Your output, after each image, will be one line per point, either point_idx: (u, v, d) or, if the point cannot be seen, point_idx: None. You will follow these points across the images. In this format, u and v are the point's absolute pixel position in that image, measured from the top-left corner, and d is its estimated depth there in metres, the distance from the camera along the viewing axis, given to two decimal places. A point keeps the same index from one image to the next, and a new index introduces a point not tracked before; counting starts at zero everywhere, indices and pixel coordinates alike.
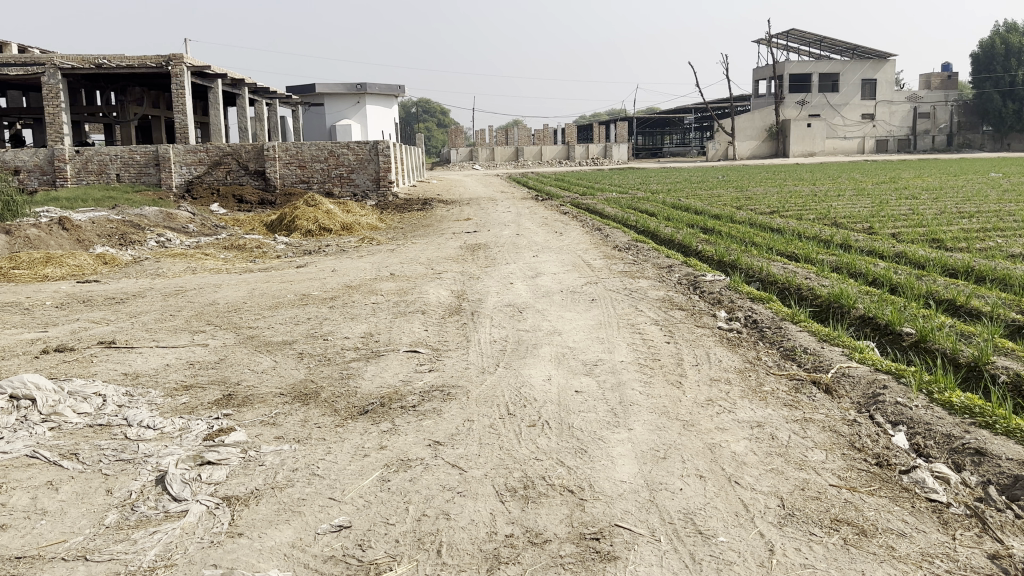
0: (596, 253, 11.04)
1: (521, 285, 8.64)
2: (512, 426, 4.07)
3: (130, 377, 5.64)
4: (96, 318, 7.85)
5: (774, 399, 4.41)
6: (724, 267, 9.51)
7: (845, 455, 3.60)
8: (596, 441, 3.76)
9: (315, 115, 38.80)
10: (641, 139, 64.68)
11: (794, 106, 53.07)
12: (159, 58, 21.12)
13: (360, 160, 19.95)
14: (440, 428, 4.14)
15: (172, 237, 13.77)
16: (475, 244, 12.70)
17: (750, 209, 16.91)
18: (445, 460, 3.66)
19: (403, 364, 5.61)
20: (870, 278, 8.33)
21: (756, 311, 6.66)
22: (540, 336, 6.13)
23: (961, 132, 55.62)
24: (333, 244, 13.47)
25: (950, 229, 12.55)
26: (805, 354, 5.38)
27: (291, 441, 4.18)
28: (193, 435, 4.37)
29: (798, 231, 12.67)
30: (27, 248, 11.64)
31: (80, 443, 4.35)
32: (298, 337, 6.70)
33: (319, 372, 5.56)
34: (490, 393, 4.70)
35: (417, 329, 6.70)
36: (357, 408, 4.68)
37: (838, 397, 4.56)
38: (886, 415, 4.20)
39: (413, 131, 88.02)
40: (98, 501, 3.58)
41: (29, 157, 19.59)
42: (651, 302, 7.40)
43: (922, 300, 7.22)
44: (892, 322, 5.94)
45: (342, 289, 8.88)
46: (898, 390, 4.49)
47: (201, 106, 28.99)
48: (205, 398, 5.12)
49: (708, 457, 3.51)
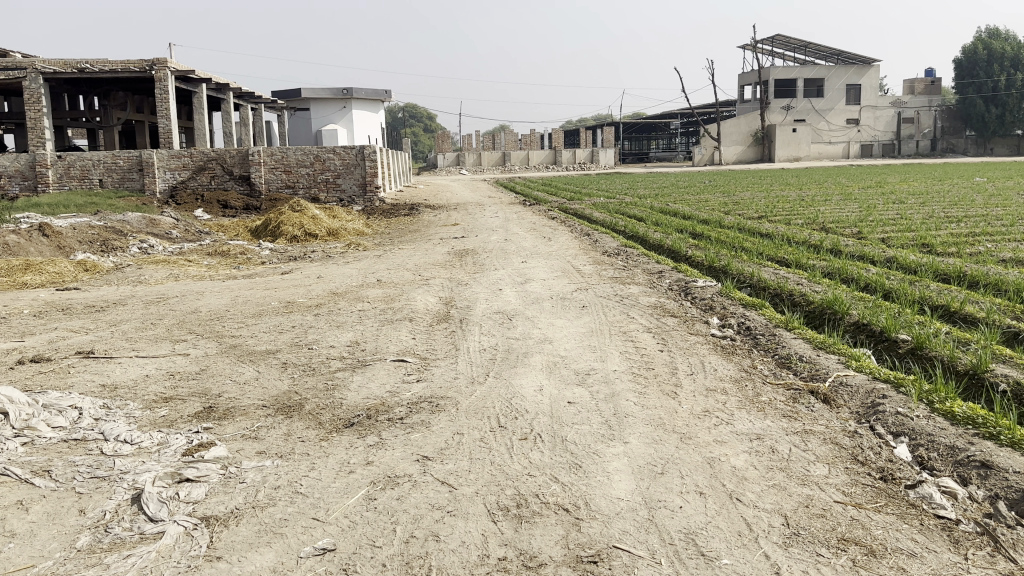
0: (586, 259, 10.93)
1: (510, 291, 8.51)
2: (503, 439, 3.93)
3: (108, 389, 5.46)
4: (75, 327, 7.65)
5: (772, 409, 4.29)
6: (715, 273, 9.41)
7: (849, 470, 3.48)
8: (591, 456, 3.63)
9: (301, 119, 38.57)
10: (628, 145, 64.85)
11: (779, 111, 53.35)
12: (142, 62, 20.87)
13: (346, 165, 19.79)
14: (428, 442, 3.99)
15: (155, 244, 13.55)
16: (464, 250, 12.54)
17: (738, 214, 16.87)
18: (434, 476, 3.52)
19: (390, 374, 5.46)
20: (862, 284, 8.25)
21: (750, 317, 6.55)
22: (530, 344, 6.00)
23: (945, 137, 56.44)
24: (319, 250, 13.29)
25: (940, 234, 12.53)
26: (801, 362, 5.27)
27: (273, 456, 4.02)
28: (171, 450, 4.21)
29: (788, 236, 12.61)
30: (6, 255, 11.41)
31: (53, 459, 4.18)
32: (282, 346, 6.53)
33: (303, 383, 5.39)
34: (480, 404, 4.56)
35: (404, 337, 6.55)
36: (343, 420, 4.53)
37: (836, 407, 4.45)
38: (888, 426, 4.09)
39: (398, 136, 88.21)
40: (69, 522, 3.41)
41: (9, 162, 19.30)
42: (642, 308, 7.29)
43: (916, 305, 7.14)
44: (888, 328, 5.85)
45: (328, 296, 8.73)
46: (899, 400, 4.39)
47: (186, 111, 28.74)
48: (185, 411, 4.95)
49: (707, 472, 3.39)
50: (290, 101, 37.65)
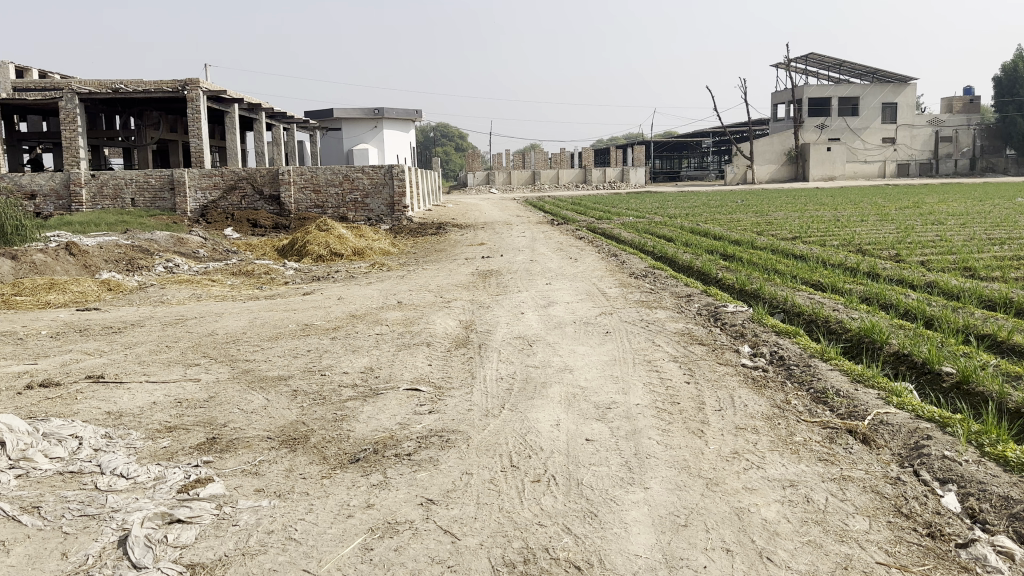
0: (612, 281, 10.68)
1: (532, 315, 8.25)
2: (514, 482, 3.66)
3: (113, 417, 5.28)
4: (89, 350, 7.51)
5: (807, 452, 3.97)
6: (747, 296, 9.10)
7: (892, 524, 3.17)
8: (608, 503, 3.35)
9: (332, 139, 38.81)
10: (660, 164, 64.52)
11: (814, 130, 52.78)
12: (175, 83, 21.05)
13: (375, 184, 19.65)
14: (434, 483, 3.73)
15: (181, 263, 13.50)
16: (488, 270, 12.32)
17: (771, 234, 16.52)
18: (438, 524, 3.26)
19: (401, 404, 5.21)
20: (901, 309, 7.88)
21: (783, 346, 6.23)
22: (550, 373, 5.72)
23: (985, 156, 55.21)
24: (343, 270, 13.15)
25: (982, 257, 12.03)
26: (838, 398, 4.94)
27: (271, 495, 3.79)
28: (167, 485, 4.01)
29: (823, 258, 12.21)
30: (32, 275, 11.39)
31: (44, 494, 3.98)
32: (295, 372, 6.32)
33: (311, 413, 5.16)
34: (493, 440, 4.30)
35: (420, 364, 6.31)
36: (348, 455, 4.30)
37: (876, 448, 4.13)
38: (932, 472, 3.75)
39: (428, 157, 89.47)
40: (49, 567, 3.20)
41: (44, 181, 19.50)
42: (669, 335, 6.98)
43: (960, 335, 6.76)
44: (930, 360, 5.51)
45: (347, 319, 8.53)
46: (944, 441, 4.05)
47: (218, 131, 29.00)
48: (187, 442, 4.75)
49: (735, 526, 3.09)
50: (322, 121, 37.92)
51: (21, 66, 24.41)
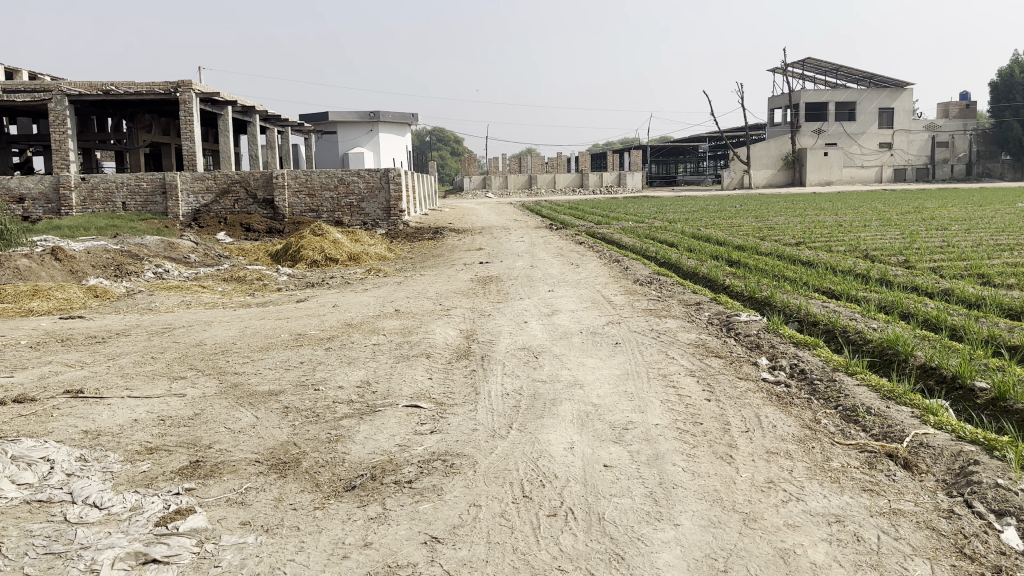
0: (617, 288, 10.32)
1: (536, 324, 7.89)
2: (528, 515, 3.30)
3: (89, 437, 4.89)
4: (70, 362, 7.11)
5: (848, 481, 3.61)
6: (758, 303, 8.77)
7: (956, 568, 2.81)
8: (636, 542, 3.00)
9: (328, 143, 38.43)
10: (657, 168, 64.33)
11: (810, 135, 51.58)
12: (168, 84, 20.62)
13: (371, 188, 19.21)
14: (440, 517, 3.36)
15: (170, 268, 13.08)
16: (488, 277, 11.92)
17: (775, 240, 16.19)
18: (443, 567, 2.91)
19: (401, 423, 4.85)
20: (922, 319, 7.52)
21: (804, 359, 5.88)
22: (558, 390, 5.35)
23: (981, 162, 55.06)
24: (338, 277, 12.74)
25: (993, 263, 11.66)
26: (870, 416, 4.58)
27: (258, 530, 3.43)
28: (144, 517, 3.63)
29: (830, 264, 11.86)
30: (15, 280, 10.96)
31: (8, 527, 3.59)
32: (287, 387, 5.94)
33: (304, 433, 4.78)
34: (502, 467, 3.92)
35: (420, 377, 5.94)
36: (342, 482, 3.93)
37: (919, 475, 3.78)
38: (987, 503, 3.37)
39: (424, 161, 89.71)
40: None
41: (34, 184, 19.04)
42: (682, 347, 6.60)
43: (987, 347, 6.41)
44: (962, 375, 5.18)
45: (341, 328, 8.15)
46: (995, 467, 3.67)
47: (212, 134, 28.57)
48: (169, 466, 4.37)
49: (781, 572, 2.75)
50: (318, 125, 37.53)
51: (11, 67, 23.93)
